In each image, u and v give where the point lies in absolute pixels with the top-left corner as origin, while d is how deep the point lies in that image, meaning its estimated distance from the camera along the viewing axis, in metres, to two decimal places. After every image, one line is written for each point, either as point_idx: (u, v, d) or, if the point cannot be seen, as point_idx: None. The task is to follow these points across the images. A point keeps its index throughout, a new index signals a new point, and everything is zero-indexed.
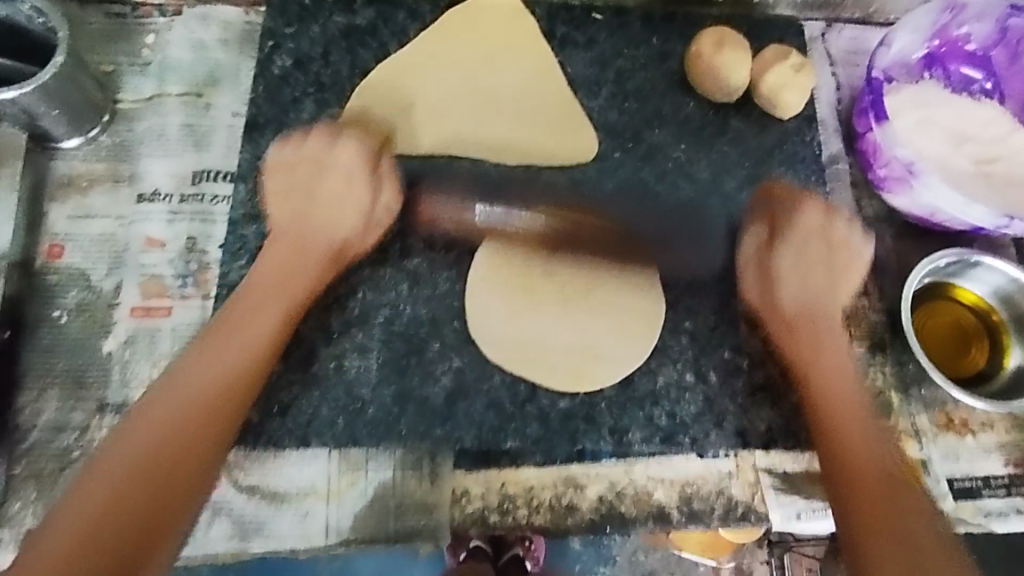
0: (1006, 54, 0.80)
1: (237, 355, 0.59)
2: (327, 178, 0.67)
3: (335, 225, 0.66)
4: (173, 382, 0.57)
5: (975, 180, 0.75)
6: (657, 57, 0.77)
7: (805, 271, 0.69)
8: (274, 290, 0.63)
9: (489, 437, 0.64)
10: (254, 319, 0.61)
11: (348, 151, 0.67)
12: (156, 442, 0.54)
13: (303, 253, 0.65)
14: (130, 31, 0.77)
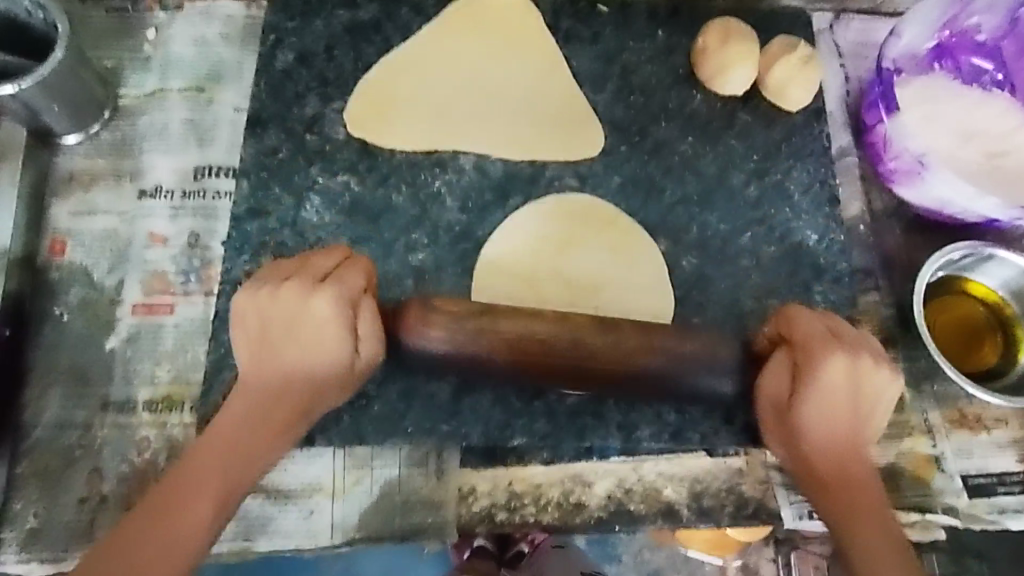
0: (1016, 45, 0.80)
1: (218, 475, 0.53)
2: (291, 306, 0.56)
3: (311, 367, 0.57)
4: (159, 505, 0.51)
5: (986, 173, 0.74)
6: (663, 51, 0.76)
7: (833, 402, 0.58)
8: (258, 407, 0.56)
9: (495, 434, 0.63)
10: (238, 433, 0.55)
11: (317, 294, 0.56)
12: (148, 565, 0.49)
13: (284, 393, 0.57)
14: (133, 27, 0.77)
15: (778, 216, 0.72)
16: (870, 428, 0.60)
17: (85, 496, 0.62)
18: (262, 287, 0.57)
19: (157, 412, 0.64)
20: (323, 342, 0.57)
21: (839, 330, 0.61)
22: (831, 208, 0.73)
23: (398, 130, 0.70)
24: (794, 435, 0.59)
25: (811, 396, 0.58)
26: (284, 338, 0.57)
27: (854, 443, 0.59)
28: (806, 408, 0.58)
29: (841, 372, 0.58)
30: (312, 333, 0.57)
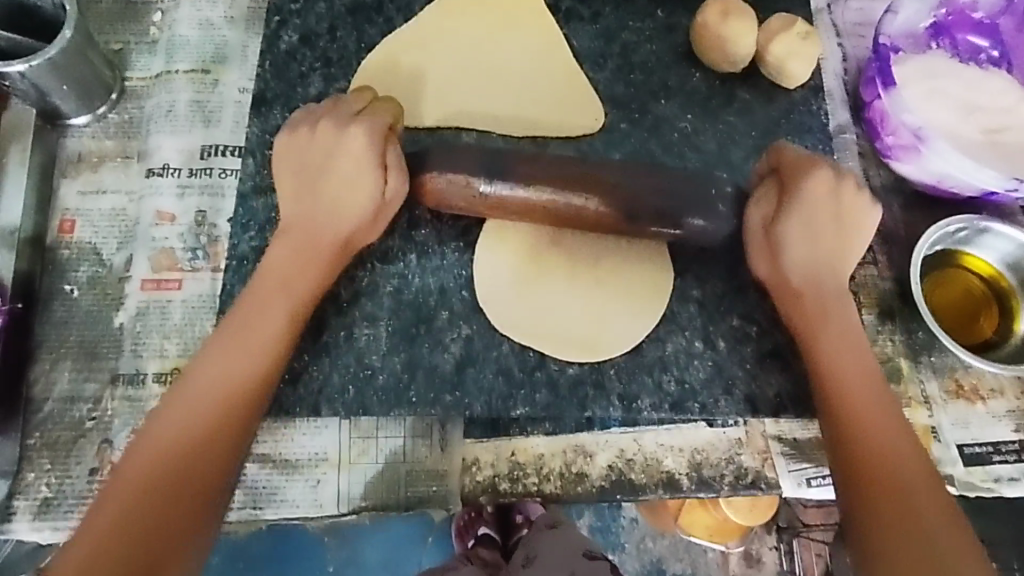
0: (1013, 22, 0.80)
1: (274, 322, 0.60)
2: (342, 155, 0.63)
3: (342, 206, 0.63)
4: (210, 358, 0.58)
5: (983, 148, 0.75)
6: (662, 30, 0.77)
7: (815, 240, 0.65)
8: (301, 261, 0.62)
9: (498, 404, 0.64)
10: (284, 286, 0.61)
11: (356, 134, 0.62)
12: (207, 410, 0.56)
13: (313, 251, 0.63)
14: (138, 10, 0.78)
15: None
16: (835, 257, 0.66)
17: (97, 466, 0.63)
18: (312, 151, 0.64)
19: (166, 385, 0.65)
20: (355, 188, 0.63)
21: (823, 174, 0.65)
22: None
23: (401, 109, 0.71)
24: (777, 248, 0.65)
25: (792, 224, 0.65)
26: (325, 173, 0.64)
27: (840, 230, 0.66)
28: (795, 250, 0.65)
29: (817, 188, 0.65)
30: (337, 201, 0.63)
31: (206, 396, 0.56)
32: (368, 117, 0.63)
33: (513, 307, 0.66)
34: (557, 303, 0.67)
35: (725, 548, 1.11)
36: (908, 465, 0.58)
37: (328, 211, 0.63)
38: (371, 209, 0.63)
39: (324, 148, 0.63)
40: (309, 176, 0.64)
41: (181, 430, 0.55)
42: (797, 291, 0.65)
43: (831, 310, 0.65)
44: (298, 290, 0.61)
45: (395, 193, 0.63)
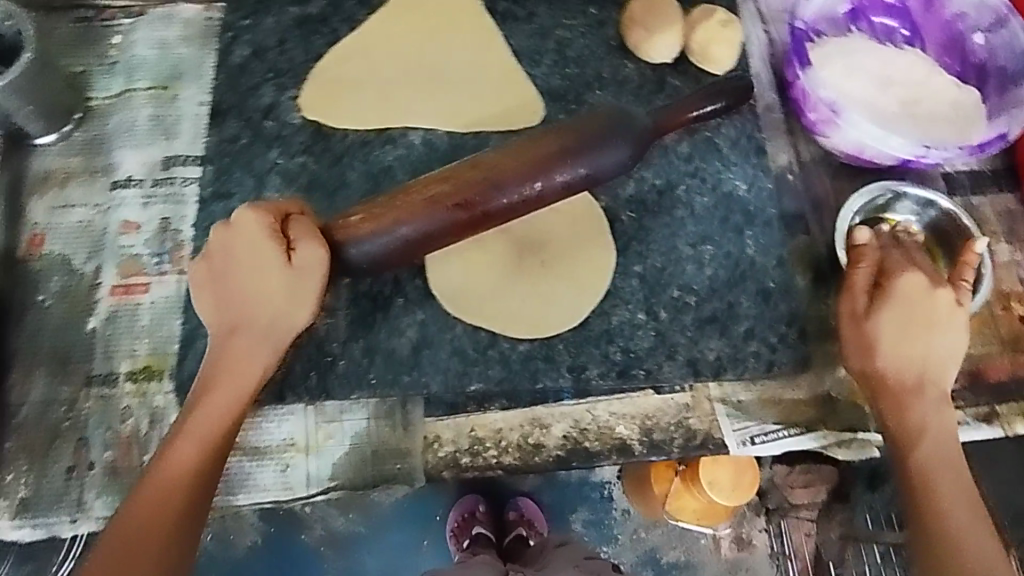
0: (920, 3, 0.86)
1: (226, 409, 0.62)
2: (244, 245, 0.62)
3: (267, 292, 0.62)
4: (161, 466, 0.60)
5: (900, 119, 0.80)
6: (595, 25, 0.82)
7: (907, 323, 0.68)
8: (256, 344, 0.62)
9: (453, 381, 0.68)
10: (236, 369, 0.62)
11: (251, 224, 0.62)
12: (152, 519, 0.59)
13: (262, 332, 0.62)
14: (97, 34, 0.81)
15: (709, 169, 0.78)
16: (933, 341, 0.68)
17: (73, 465, 0.66)
18: (227, 250, 0.63)
19: (138, 382, 0.68)
20: (269, 270, 0.61)
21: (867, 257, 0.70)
22: (758, 159, 0.78)
23: (350, 113, 0.75)
24: (872, 342, 0.68)
25: (883, 314, 0.68)
26: (236, 264, 0.62)
27: (927, 313, 0.68)
28: (875, 334, 0.68)
29: (908, 284, 0.68)
30: (266, 286, 0.62)
31: (156, 501, 0.59)
32: (257, 211, 0.62)
33: (463, 294, 0.70)
34: (501, 293, 0.71)
35: (715, 531, 1.14)
36: (958, 492, 0.65)
37: (257, 299, 0.62)
38: (299, 280, 0.61)
39: (230, 244, 0.63)
40: (224, 273, 0.63)
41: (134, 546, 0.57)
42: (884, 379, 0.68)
43: (884, 368, 0.67)
44: (243, 370, 0.62)
45: (312, 262, 0.61)
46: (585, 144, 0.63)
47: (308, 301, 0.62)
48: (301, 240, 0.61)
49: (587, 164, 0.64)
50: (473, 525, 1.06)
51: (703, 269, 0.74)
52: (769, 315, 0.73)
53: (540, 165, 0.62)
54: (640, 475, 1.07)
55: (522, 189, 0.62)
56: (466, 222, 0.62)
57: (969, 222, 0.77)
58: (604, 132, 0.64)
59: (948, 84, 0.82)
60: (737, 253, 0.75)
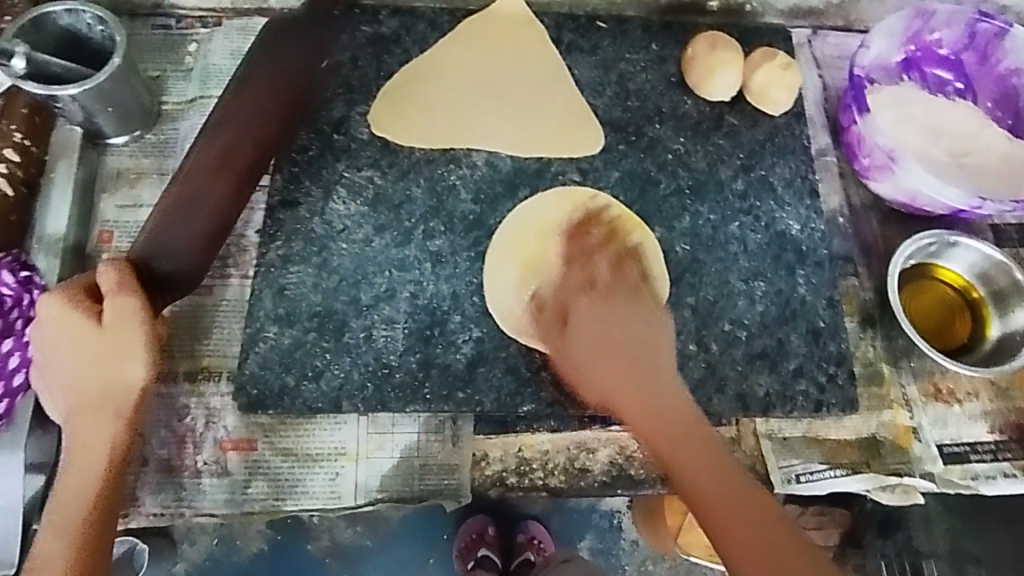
0: (975, 57, 0.87)
1: (85, 491, 0.60)
2: (61, 325, 0.61)
3: (107, 361, 0.61)
4: (35, 559, 0.58)
5: (951, 170, 0.81)
6: (656, 61, 0.84)
7: (606, 353, 0.66)
8: (96, 418, 0.61)
9: (507, 401, 0.69)
10: (87, 445, 0.61)
11: (46, 304, 0.61)
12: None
13: (102, 403, 0.61)
14: (175, 41, 0.84)
15: (764, 207, 0.79)
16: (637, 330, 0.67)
17: None
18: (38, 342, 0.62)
19: (196, 382, 0.70)
20: (93, 336, 0.61)
21: (602, 273, 0.68)
22: (812, 200, 0.80)
23: (417, 131, 0.77)
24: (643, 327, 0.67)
25: (588, 314, 0.67)
26: (61, 346, 0.61)
27: (641, 336, 0.67)
28: (582, 361, 0.66)
29: (600, 305, 0.67)
30: (103, 354, 0.61)
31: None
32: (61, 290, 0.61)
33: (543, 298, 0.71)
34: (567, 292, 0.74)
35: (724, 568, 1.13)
36: (750, 525, 0.59)
37: (91, 371, 0.61)
38: (118, 335, 0.61)
39: (48, 326, 0.61)
40: (57, 355, 0.61)
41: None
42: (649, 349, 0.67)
43: (613, 391, 0.65)
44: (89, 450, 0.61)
45: (129, 309, 0.61)
46: (266, 61, 0.73)
47: (141, 356, 0.62)
48: (110, 291, 0.61)
49: (274, 69, 0.73)
50: (479, 547, 1.06)
51: (755, 304, 0.75)
52: (819, 354, 0.74)
53: (234, 99, 0.70)
54: (650, 508, 1.05)
55: (238, 124, 0.70)
56: (222, 169, 0.69)
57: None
58: (272, 49, 0.74)
59: (1000, 137, 0.84)
60: (788, 290, 0.76)
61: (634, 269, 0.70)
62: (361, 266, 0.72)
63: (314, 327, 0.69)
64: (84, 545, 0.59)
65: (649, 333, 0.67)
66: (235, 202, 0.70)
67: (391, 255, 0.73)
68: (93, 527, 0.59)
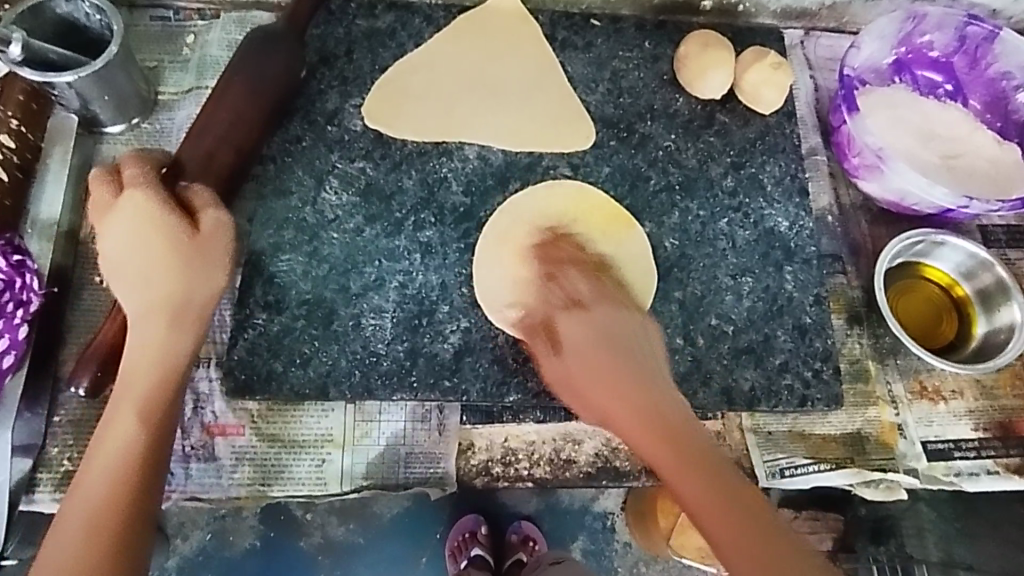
0: (965, 60, 0.88)
1: (153, 384, 0.57)
2: (146, 214, 0.61)
3: (196, 266, 0.61)
4: (95, 457, 0.54)
5: (940, 171, 0.82)
6: (649, 59, 0.85)
7: (588, 363, 0.64)
8: (177, 321, 0.60)
9: (492, 390, 0.70)
10: (162, 346, 0.58)
11: (135, 195, 0.61)
12: (97, 508, 0.52)
13: (180, 305, 0.60)
14: (173, 32, 0.85)
15: (753, 204, 0.80)
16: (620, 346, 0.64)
17: None
18: (117, 232, 0.61)
19: None
20: (180, 237, 0.61)
21: (581, 290, 0.67)
22: (801, 198, 0.80)
23: (411, 123, 0.78)
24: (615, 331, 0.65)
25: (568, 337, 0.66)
26: (146, 242, 0.60)
27: (628, 347, 0.64)
28: (573, 380, 0.65)
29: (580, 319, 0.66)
30: (192, 256, 0.61)
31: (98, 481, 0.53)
32: (151, 188, 0.62)
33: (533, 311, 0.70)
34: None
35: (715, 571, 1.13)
36: (732, 515, 0.54)
37: (169, 270, 0.60)
38: (211, 242, 0.62)
39: (136, 217, 0.60)
40: (139, 251, 0.60)
41: (82, 535, 0.51)
42: (620, 345, 0.64)
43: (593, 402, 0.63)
44: (156, 344, 0.58)
45: (218, 223, 0.63)
46: (248, 62, 0.73)
47: (223, 264, 0.63)
48: (203, 206, 0.64)
49: (256, 71, 0.73)
50: (473, 545, 1.06)
51: (742, 300, 0.75)
52: (805, 350, 0.74)
53: (215, 104, 0.71)
54: (642, 510, 1.05)
55: (220, 131, 0.70)
56: (205, 172, 0.69)
57: (1009, 276, 0.78)
58: (254, 52, 0.73)
59: (989, 140, 0.84)
60: (776, 287, 0.76)
61: (594, 283, 0.68)
62: (351, 255, 0.73)
63: (303, 314, 0.70)
64: (153, 432, 0.56)
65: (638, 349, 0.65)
66: None
67: (381, 245, 0.73)
68: (160, 432, 0.56)
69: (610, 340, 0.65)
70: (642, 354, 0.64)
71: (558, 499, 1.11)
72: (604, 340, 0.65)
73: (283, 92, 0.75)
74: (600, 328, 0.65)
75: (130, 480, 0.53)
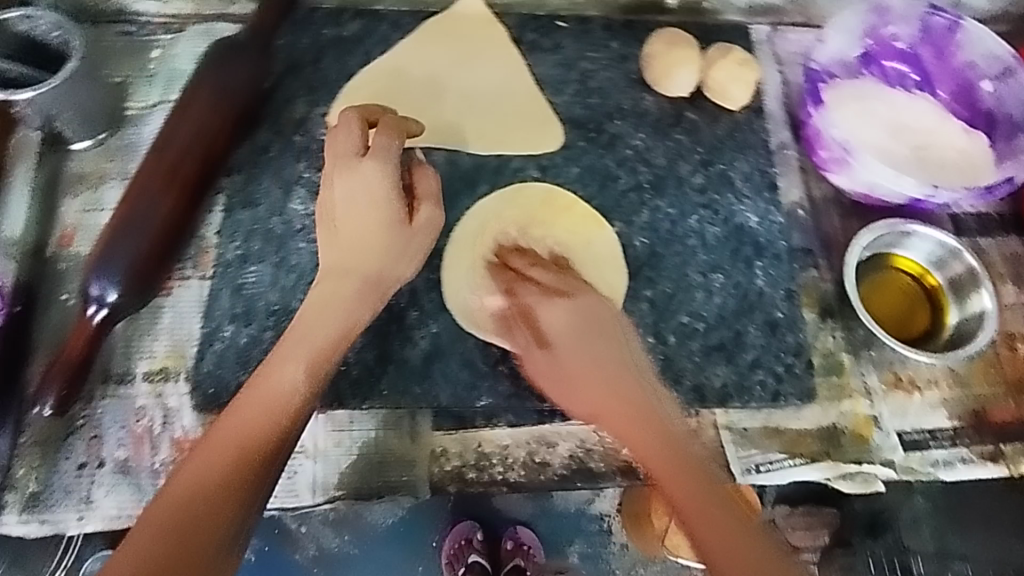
0: (932, 51, 0.88)
1: (328, 331, 0.62)
2: (372, 179, 0.64)
3: (380, 245, 0.65)
4: (262, 385, 0.59)
5: (910, 161, 0.82)
6: (617, 59, 0.85)
7: (577, 352, 0.63)
8: (362, 295, 0.64)
9: (463, 394, 0.70)
10: (345, 311, 0.63)
11: (381, 160, 0.65)
12: (252, 436, 0.57)
13: (360, 277, 0.64)
14: (138, 46, 0.84)
15: (723, 201, 0.80)
16: (606, 343, 0.63)
17: (85, 461, 0.68)
18: (345, 182, 0.65)
19: (154, 383, 0.70)
20: (393, 216, 0.65)
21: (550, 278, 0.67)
22: (770, 193, 0.81)
23: None
24: (592, 330, 0.63)
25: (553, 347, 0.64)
26: (358, 202, 0.65)
27: (602, 328, 0.64)
28: (546, 347, 0.65)
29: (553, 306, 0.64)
30: (388, 237, 0.65)
31: (250, 417, 0.57)
32: (393, 146, 0.65)
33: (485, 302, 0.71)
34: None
35: None
36: (739, 552, 0.55)
37: (374, 248, 0.65)
38: (413, 235, 0.66)
39: (357, 170, 0.65)
40: (362, 210, 0.65)
41: (229, 460, 0.55)
42: (605, 331, 0.64)
43: (580, 397, 0.63)
44: (342, 311, 0.63)
45: (429, 220, 0.67)
46: (209, 72, 0.73)
47: (415, 257, 0.67)
48: (424, 198, 0.67)
49: (218, 80, 0.72)
50: (468, 552, 1.06)
51: (713, 296, 0.75)
52: (777, 346, 0.74)
53: (178, 114, 0.71)
54: (636, 512, 1.03)
55: (184, 143, 0.70)
56: (171, 183, 0.69)
57: (977, 263, 0.79)
58: (217, 64, 0.73)
59: (957, 130, 0.84)
60: (746, 283, 0.76)
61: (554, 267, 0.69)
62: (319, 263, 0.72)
63: (271, 325, 0.70)
64: (312, 388, 0.60)
65: (631, 339, 0.64)
66: (185, 217, 0.71)
67: None
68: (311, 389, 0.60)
69: (609, 333, 0.64)
70: (626, 343, 0.64)
71: (551, 502, 1.10)
72: (593, 332, 0.63)
73: (247, 103, 0.74)
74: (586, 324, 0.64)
75: (281, 425, 0.58)
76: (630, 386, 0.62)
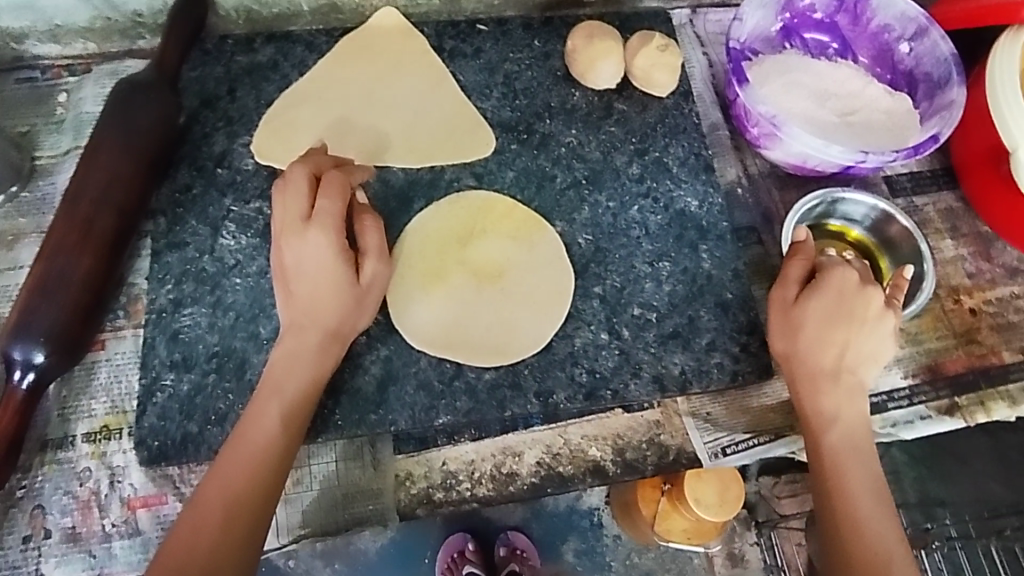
0: (847, 18, 0.89)
1: (297, 382, 0.62)
2: (320, 234, 0.64)
3: (334, 299, 0.64)
4: (241, 440, 0.60)
5: (838, 129, 0.83)
6: (541, 57, 0.84)
7: (820, 326, 0.66)
8: (321, 348, 0.64)
9: (421, 416, 0.68)
10: (309, 363, 0.63)
11: (327, 213, 0.64)
12: (239, 494, 0.58)
13: (316, 332, 0.64)
14: (44, 94, 0.81)
15: (661, 188, 0.79)
16: (844, 324, 0.66)
17: (30, 534, 0.64)
18: (297, 240, 0.64)
19: (96, 443, 0.68)
20: (345, 270, 0.64)
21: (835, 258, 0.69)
22: (707, 175, 0.81)
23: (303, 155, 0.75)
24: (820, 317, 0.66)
25: (813, 309, 0.66)
26: (308, 257, 0.64)
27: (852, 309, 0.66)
28: (806, 316, 0.66)
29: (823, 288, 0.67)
30: (341, 290, 0.64)
31: (234, 473, 0.59)
32: (337, 197, 0.65)
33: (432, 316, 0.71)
34: (468, 303, 0.73)
35: (706, 549, 1.14)
36: (869, 494, 0.63)
37: (329, 301, 0.64)
38: (365, 289, 0.66)
39: (309, 220, 0.64)
40: (314, 264, 0.64)
41: (222, 514, 0.58)
42: (830, 313, 0.66)
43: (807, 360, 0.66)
44: (307, 367, 0.63)
45: (376, 276, 0.66)
46: (115, 116, 0.69)
47: (369, 308, 0.67)
48: (370, 253, 0.66)
49: (125, 123, 0.69)
50: (464, 564, 1.06)
51: (662, 285, 0.75)
52: (730, 326, 0.74)
53: (85, 166, 0.68)
54: (627, 501, 1.09)
55: (95, 195, 0.67)
56: (83, 240, 0.66)
57: (910, 223, 0.80)
58: (123, 106, 0.70)
59: (881, 92, 0.86)
60: (694, 267, 0.76)
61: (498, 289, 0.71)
62: (258, 297, 0.70)
63: (213, 368, 0.67)
64: (287, 441, 0.61)
65: (832, 320, 0.66)
66: (105, 274, 0.67)
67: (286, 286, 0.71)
68: (285, 440, 0.61)
69: (831, 311, 0.66)
70: (844, 321, 0.66)
71: (542, 505, 1.13)
72: (838, 307, 0.66)
73: (160, 143, 0.71)
74: (839, 302, 0.66)
75: (260, 476, 0.59)
76: (826, 341, 0.66)
